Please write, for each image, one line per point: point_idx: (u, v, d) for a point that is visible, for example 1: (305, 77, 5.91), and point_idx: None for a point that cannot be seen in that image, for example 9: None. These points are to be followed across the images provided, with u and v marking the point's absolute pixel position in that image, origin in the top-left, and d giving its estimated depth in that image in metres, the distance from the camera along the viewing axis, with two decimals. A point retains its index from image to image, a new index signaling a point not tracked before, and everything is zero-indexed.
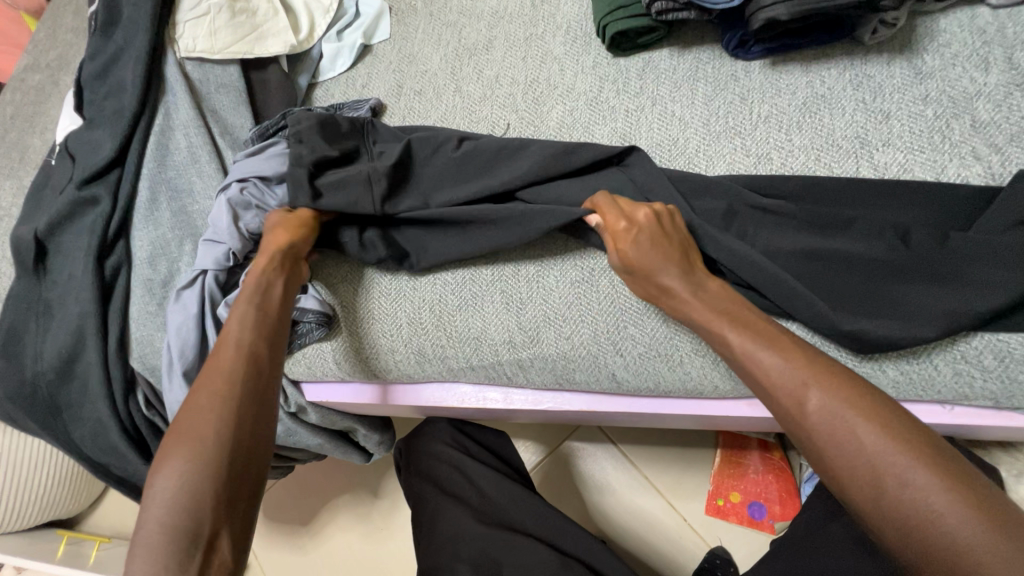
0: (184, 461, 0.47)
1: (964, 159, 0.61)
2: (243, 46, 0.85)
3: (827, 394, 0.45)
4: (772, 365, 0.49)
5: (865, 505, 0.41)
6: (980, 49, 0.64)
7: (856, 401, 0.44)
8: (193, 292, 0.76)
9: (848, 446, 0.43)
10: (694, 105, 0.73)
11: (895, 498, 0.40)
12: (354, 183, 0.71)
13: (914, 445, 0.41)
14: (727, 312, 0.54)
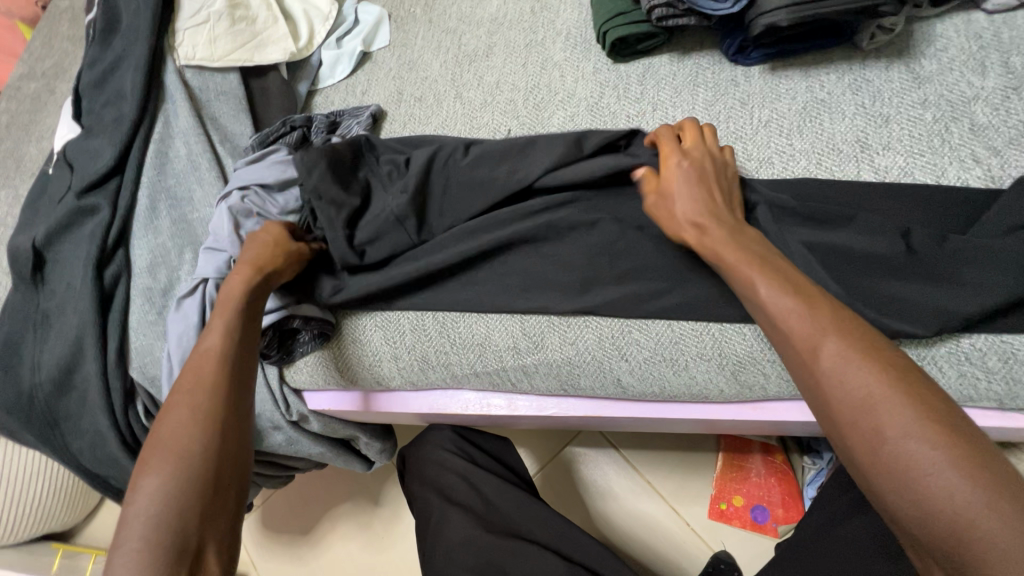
0: (162, 476, 0.47)
1: (964, 162, 0.62)
2: (243, 53, 0.85)
3: (842, 349, 0.43)
4: (789, 316, 0.47)
5: (866, 457, 0.40)
6: (977, 53, 0.65)
7: (873, 355, 0.42)
8: (193, 300, 0.75)
9: (858, 396, 0.41)
10: (695, 110, 0.73)
11: (899, 454, 0.38)
12: (388, 230, 0.73)
13: (926, 411, 0.39)
14: (745, 259, 0.52)
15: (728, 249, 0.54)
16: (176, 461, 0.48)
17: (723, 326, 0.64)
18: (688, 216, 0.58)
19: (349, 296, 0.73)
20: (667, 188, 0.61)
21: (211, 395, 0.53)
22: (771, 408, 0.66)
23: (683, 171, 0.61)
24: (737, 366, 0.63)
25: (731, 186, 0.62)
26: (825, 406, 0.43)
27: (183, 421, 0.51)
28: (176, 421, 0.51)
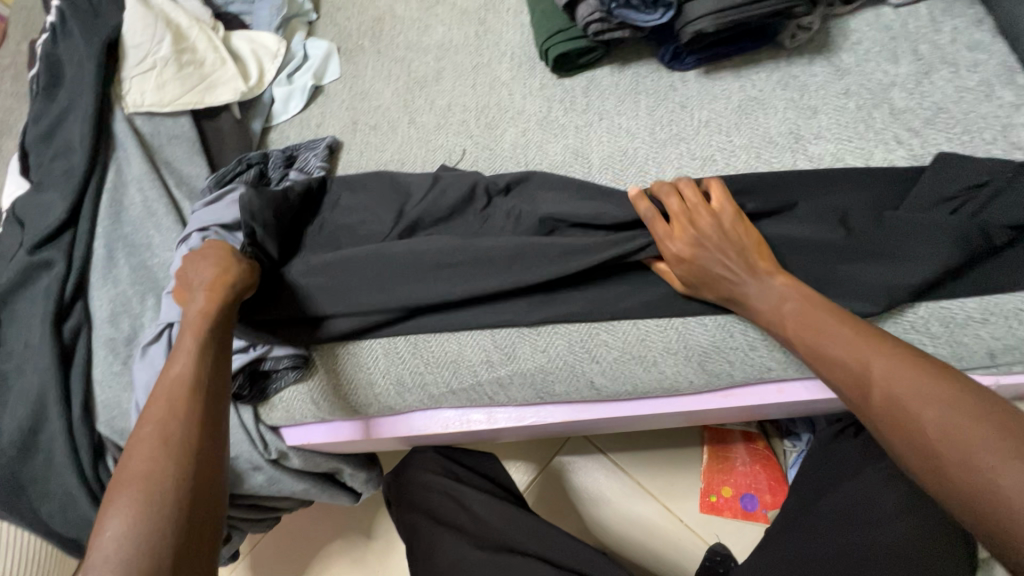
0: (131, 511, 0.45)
1: (889, 144, 0.66)
2: (193, 96, 0.85)
3: (892, 370, 0.48)
4: (835, 347, 0.52)
5: (937, 473, 0.43)
6: (889, 44, 0.70)
7: (919, 377, 0.47)
8: (158, 346, 0.74)
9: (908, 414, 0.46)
10: (639, 116, 0.77)
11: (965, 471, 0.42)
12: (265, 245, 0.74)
13: (990, 421, 0.42)
14: (783, 306, 0.57)
15: (767, 308, 0.58)
16: (143, 494, 0.46)
17: (685, 320, 0.66)
18: (730, 294, 0.61)
19: (337, 334, 0.74)
20: (692, 276, 0.62)
21: (179, 427, 0.50)
22: (739, 394, 0.67)
23: (696, 259, 0.61)
24: (702, 356, 0.65)
25: (748, 234, 0.61)
26: (891, 423, 0.47)
27: (155, 451, 0.49)
28: (140, 453, 0.49)
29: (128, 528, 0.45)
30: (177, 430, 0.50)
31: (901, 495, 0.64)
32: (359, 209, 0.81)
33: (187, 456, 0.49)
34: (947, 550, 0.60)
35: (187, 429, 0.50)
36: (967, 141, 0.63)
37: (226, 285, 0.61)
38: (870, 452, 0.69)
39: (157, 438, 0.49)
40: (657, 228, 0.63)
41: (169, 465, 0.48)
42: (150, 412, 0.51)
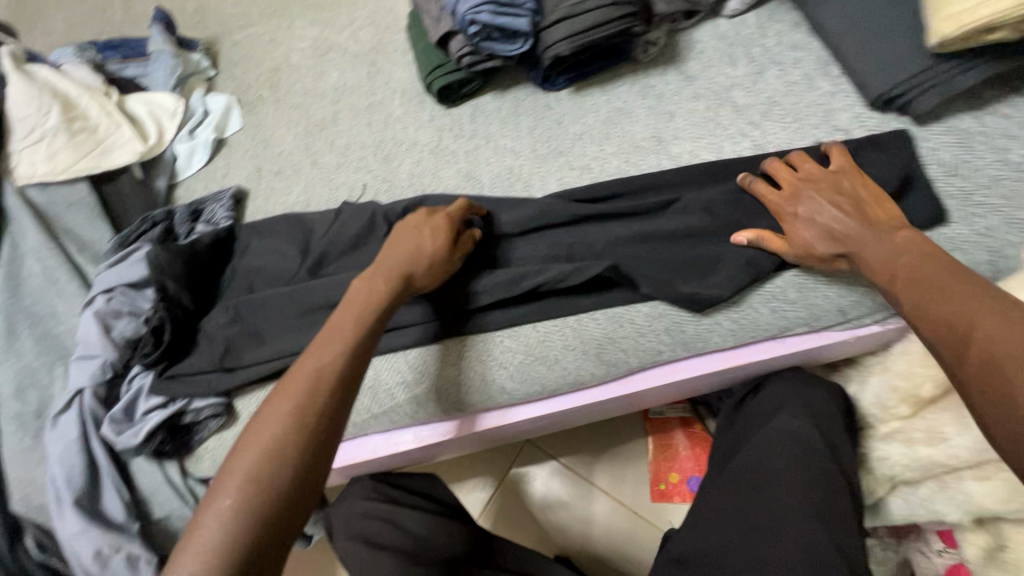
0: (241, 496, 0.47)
1: (735, 137, 0.74)
2: (89, 162, 0.86)
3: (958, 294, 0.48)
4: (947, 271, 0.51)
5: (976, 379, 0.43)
6: (727, 51, 0.79)
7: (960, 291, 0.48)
8: (70, 415, 0.74)
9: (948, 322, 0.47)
10: (521, 136, 0.83)
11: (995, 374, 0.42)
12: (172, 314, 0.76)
13: None
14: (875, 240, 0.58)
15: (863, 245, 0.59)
16: (245, 489, 0.47)
17: (579, 316, 0.71)
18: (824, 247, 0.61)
19: (254, 378, 0.76)
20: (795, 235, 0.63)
21: (308, 423, 0.51)
22: (639, 379, 0.73)
23: (807, 215, 0.63)
24: (599, 348, 0.70)
25: (858, 187, 0.63)
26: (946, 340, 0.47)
27: (289, 436, 0.50)
28: (272, 438, 0.50)
29: (244, 517, 0.46)
30: (316, 423, 0.51)
31: (790, 447, 0.68)
32: (267, 253, 0.83)
33: (304, 452, 0.50)
34: (836, 490, 0.64)
35: (299, 429, 0.51)
36: (797, 128, 0.72)
37: (414, 264, 0.63)
38: (764, 415, 0.75)
39: (278, 428, 0.50)
40: (782, 178, 0.67)
41: (293, 462, 0.49)
42: (284, 389, 0.53)
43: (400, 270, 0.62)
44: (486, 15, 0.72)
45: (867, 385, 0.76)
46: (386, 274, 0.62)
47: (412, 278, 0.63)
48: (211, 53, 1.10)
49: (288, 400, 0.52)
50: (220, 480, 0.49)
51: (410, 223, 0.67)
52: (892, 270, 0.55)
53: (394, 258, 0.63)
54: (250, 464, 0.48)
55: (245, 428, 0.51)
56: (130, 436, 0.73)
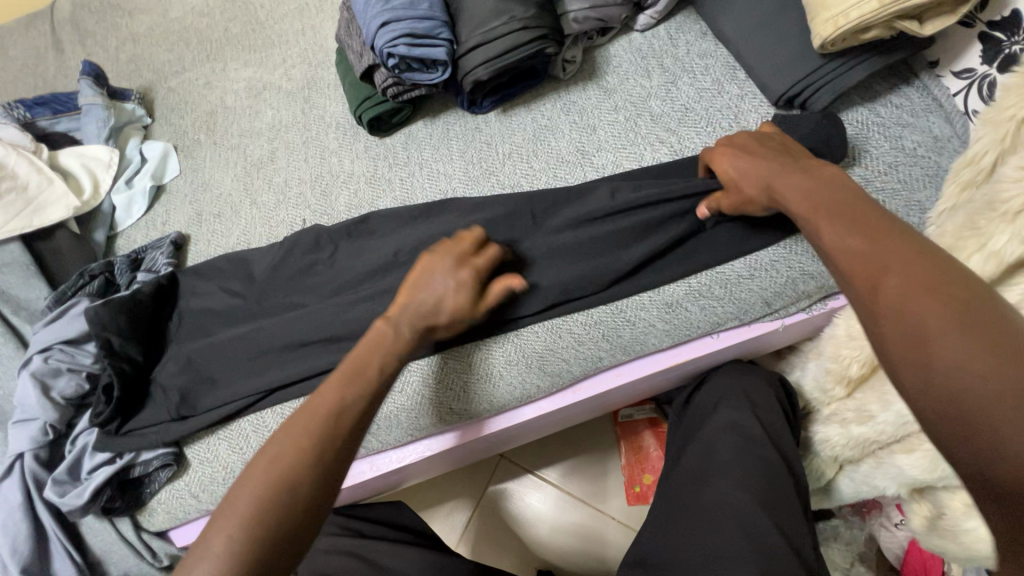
0: (254, 516, 0.47)
1: (654, 145, 0.77)
2: (20, 221, 0.85)
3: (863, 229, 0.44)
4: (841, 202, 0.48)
5: (884, 322, 0.39)
6: (642, 63, 0.83)
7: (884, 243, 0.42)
8: (11, 481, 0.73)
9: (855, 271, 0.42)
10: (453, 159, 0.84)
11: (922, 342, 0.36)
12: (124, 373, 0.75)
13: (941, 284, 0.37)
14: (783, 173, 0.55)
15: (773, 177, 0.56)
16: (271, 495, 0.48)
17: (519, 331, 0.72)
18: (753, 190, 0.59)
19: (203, 424, 0.75)
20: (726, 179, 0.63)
21: (332, 440, 0.52)
22: (585, 388, 0.74)
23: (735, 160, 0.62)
24: (541, 361, 0.71)
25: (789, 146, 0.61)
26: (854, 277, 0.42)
27: (308, 463, 0.50)
28: (291, 451, 0.50)
29: (253, 538, 0.46)
30: (332, 454, 0.51)
31: (733, 439, 0.70)
32: (209, 296, 0.83)
33: (314, 483, 0.50)
34: (778, 476, 0.66)
35: (319, 458, 0.51)
36: (711, 131, 0.76)
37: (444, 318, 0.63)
38: (709, 410, 0.77)
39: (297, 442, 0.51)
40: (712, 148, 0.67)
41: (309, 474, 0.50)
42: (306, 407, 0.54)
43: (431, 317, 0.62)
44: (403, 47, 0.74)
45: (806, 370, 0.78)
46: (417, 314, 0.62)
47: (436, 328, 0.63)
48: (146, 101, 1.10)
49: (306, 420, 0.52)
50: (234, 493, 0.49)
51: (438, 265, 0.64)
52: (812, 205, 0.49)
53: (421, 301, 0.62)
54: (277, 471, 0.49)
55: (269, 440, 0.52)
56: (74, 498, 0.70)
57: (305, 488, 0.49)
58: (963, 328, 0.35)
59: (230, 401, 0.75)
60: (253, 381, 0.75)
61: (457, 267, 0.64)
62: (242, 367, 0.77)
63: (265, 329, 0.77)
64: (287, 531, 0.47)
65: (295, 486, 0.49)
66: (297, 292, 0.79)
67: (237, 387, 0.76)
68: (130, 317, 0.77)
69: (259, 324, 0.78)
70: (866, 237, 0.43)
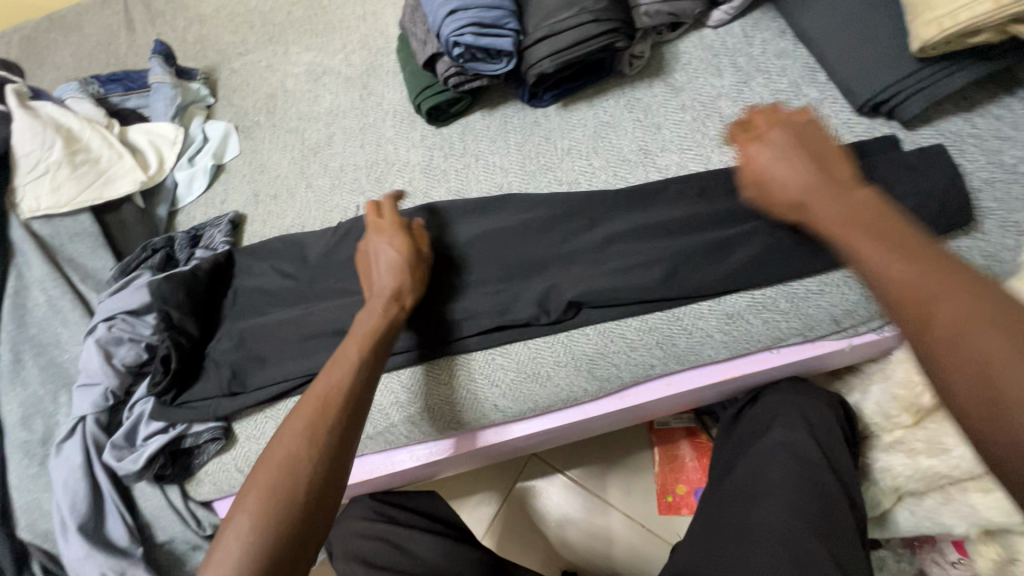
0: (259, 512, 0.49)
1: (722, 148, 0.74)
2: (91, 193, 0.88)
3: (897, 256, 0.44)
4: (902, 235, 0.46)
5: (913, 332, 0.41)
6: (712, 61, 0.79)
7: (935, 264, 0.42)
8: (73, 442, 0.76)
9: (914, 287, 0.42)
10: (509, 153, 0.83)
11: (950, 327, 0.38)
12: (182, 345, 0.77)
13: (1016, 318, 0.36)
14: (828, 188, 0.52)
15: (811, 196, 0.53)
16: (270, 498, 0.50)
17: (569, 332, 0.71)
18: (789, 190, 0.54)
19: (251, 401, 0.76)
20: (753, 161, 0.58)
21: (311, 447, 0.53)
22: (632, 394, 0.72)
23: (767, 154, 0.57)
24: (590, 364, 0.70)
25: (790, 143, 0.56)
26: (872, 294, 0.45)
27: (310, 457, 0.52)
28: (278, 461, 0.52)
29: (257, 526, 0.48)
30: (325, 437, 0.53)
31: (787, 459, 0.67)
32: (263, 277, 0.84)
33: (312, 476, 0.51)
34: (834, 503, 0.63)
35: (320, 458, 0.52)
36: None
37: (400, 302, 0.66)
38: (760, 426, 0.73)
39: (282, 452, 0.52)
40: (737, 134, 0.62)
41: (293, 483, 0.51)
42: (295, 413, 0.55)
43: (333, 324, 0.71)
44: (469, 36, 0.73)
45: (869, 394, 0.74)
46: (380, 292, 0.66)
47: (401, 295, 0.66)
48: (210, 81, 1.12)
49: (308, 413, 0.54)
50: (242, 495, 0.51)
51: (366, 236, 0.70)
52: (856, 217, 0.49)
53: (374, 283, 0.66)
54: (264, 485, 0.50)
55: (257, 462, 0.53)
56: (130, 463, 0.74)
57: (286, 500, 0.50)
58: (1001, 332, 0.36)
59: (278, 381, 0.76)
60: (302, 363, 0.76)
61: (395, 236, 0.69)
62: (291, 349, 0.77)
63: (318, 310, 0.78)
64: (278, 536, 0.48)
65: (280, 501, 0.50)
66: (350, 277, 0.80)
67: (284, 367, 0.76)
68: (189, 294, 0.80)
69: (312, 307, 0.79)
70: (919, 264, 0.42)
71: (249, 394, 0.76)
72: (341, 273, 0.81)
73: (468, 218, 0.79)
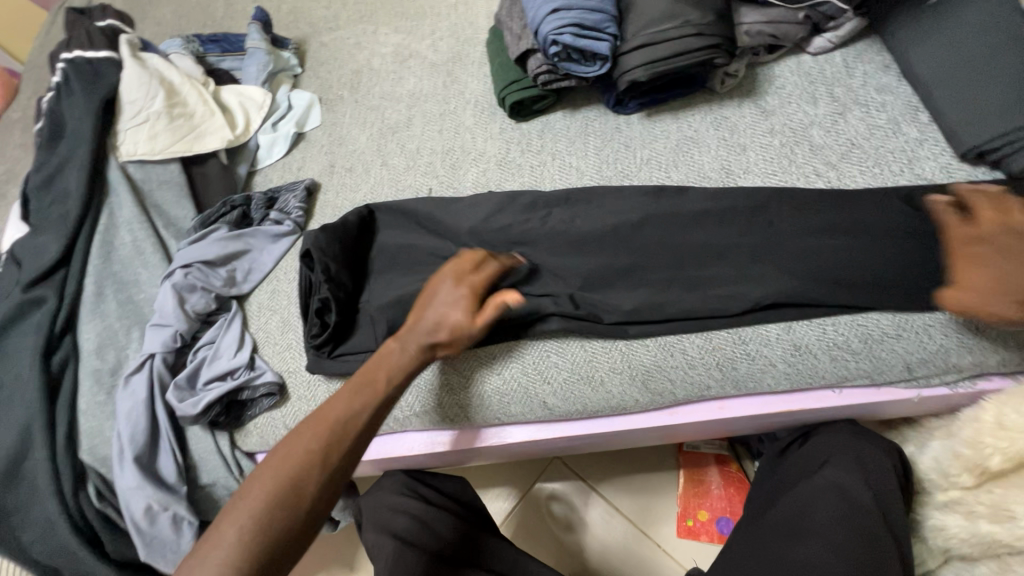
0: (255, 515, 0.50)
1: (809, 177, 0.72)
2: (182, 145, 0.93)
3: None
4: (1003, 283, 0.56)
5: None
6: (808, 88, 0.78)
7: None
8: (140, 376, 0.80)
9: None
10: (587, 156, 0.84)
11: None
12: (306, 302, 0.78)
13: None
14: None
15: None
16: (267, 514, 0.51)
17: (628, 341, 0.70)
18: None
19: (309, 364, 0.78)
20: None
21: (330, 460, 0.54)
22: (683, 411, 0.72)
23: None
24: (646, 375, 0.69)
25: None
26: None
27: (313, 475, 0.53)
28: (295, 460, 0.53)
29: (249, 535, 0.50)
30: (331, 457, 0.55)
31: (836, 502, 0.65)
32: None
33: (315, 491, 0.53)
34: (883, 553, 0.61)
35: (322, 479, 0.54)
36: (877, 173, 0.70)
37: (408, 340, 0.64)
38: (811, 463, 0.71)
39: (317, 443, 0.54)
40: None
41: (302, 489, 0.52)
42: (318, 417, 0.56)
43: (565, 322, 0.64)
44: (568, 36, 0.73)
45: (927, 448, 0.72)
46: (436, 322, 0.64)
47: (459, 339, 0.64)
48: (300, 52, 1.16)
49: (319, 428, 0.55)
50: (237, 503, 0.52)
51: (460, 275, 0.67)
52: None
53: (422, 325, 0.64)
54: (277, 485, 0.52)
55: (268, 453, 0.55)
56: (189, 406, 0.77)
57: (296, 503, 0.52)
58: None
59: (358, 350, 0.77)
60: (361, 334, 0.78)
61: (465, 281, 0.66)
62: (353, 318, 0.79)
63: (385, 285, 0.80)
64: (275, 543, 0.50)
65: (286, 497, 0.52)
66: (417, 256, 0.81)
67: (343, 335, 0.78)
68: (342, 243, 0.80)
69: (379, 281, 0.81)
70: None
71: (330, 360, 0.77)
72: (408, 252, 0.82)
73: (540, 214, 0.79)
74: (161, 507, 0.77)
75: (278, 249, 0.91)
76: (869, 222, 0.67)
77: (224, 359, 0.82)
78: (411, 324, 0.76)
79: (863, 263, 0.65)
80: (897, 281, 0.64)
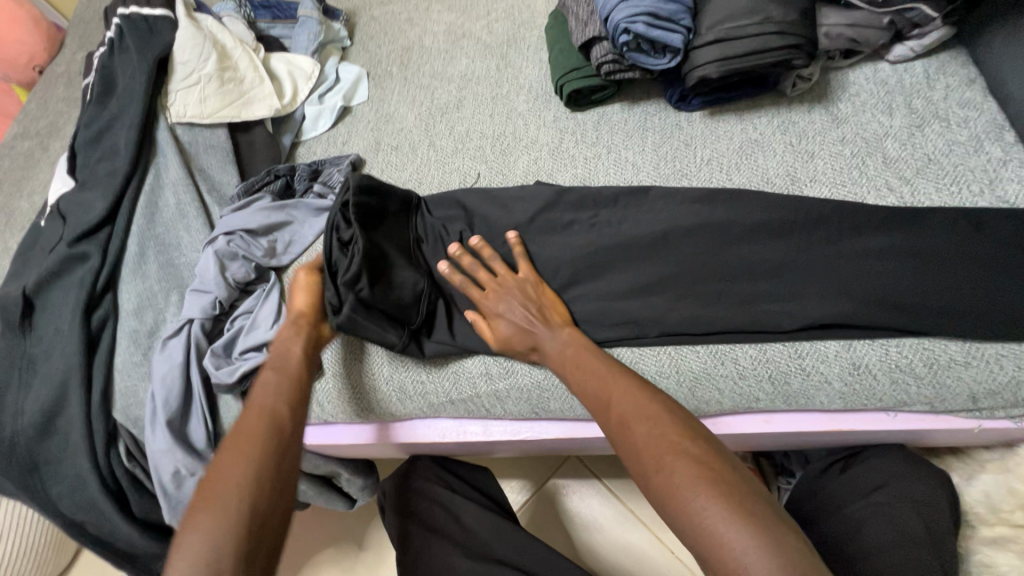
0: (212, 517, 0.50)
1: (880, 190, 0.69)
2: (231, 110, 0.91)
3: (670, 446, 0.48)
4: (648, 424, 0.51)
5: None
6: (884, 97, 0.75)
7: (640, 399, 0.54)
8: (178, 341, 0.79)
9: (607, 415, 0.55)
10: (645, 151, 0.81)
11: (685, 503, 0.44)
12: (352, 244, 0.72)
13: None
14: None
15: None
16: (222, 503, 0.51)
17: (678, 346, 0.68)
18: None
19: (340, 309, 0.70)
20: None
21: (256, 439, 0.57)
22: (729, 422, 0.69)
23: None
24: (694, 383, 0.67)
25: None
26: None
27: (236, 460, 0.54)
28: (230, 479, 0.52)
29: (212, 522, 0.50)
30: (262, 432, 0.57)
31: (886, 530, 0.64)
32: None
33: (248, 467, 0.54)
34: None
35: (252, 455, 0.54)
36: (954, 192, 0.67)
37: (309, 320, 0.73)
38: (858, 489, 0.70)
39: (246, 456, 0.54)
40: None
41: (242, 490, 0.51)
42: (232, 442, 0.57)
43: (542, 339, 0.67)
44: (641, 25, 0.70)
45: (976, 480, 0.69)
46: (292, 327, 0.72)
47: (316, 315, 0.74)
48: (350, 24, 1.14)
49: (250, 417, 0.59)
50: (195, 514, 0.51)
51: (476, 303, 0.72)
52: None
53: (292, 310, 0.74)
54: (220, 508, 0.50)
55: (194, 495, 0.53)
56: (226, 374, 0.77)
57: (249, 506, 0.51)
58: None
59: None
60: None
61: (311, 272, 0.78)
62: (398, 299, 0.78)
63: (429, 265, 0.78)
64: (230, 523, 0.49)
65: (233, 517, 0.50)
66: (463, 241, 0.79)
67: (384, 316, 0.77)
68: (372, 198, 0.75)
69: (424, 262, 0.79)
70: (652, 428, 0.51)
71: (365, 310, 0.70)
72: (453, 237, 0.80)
73: (592, 208, 0.77)
74: (189, 472, 0.77)
75: (320, 223, 0.89)
76: (943, 243, 0.64)
77: (261, 329, 0.81)
78: (460, 316, 0.77)
79: (934, 285, 0.62)
80: (971, 308, 0.61)
